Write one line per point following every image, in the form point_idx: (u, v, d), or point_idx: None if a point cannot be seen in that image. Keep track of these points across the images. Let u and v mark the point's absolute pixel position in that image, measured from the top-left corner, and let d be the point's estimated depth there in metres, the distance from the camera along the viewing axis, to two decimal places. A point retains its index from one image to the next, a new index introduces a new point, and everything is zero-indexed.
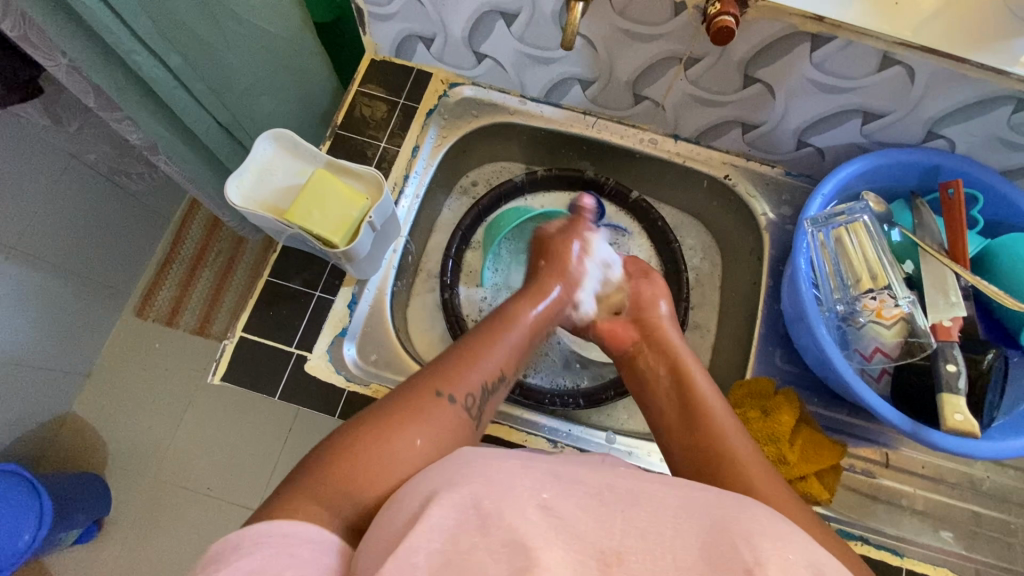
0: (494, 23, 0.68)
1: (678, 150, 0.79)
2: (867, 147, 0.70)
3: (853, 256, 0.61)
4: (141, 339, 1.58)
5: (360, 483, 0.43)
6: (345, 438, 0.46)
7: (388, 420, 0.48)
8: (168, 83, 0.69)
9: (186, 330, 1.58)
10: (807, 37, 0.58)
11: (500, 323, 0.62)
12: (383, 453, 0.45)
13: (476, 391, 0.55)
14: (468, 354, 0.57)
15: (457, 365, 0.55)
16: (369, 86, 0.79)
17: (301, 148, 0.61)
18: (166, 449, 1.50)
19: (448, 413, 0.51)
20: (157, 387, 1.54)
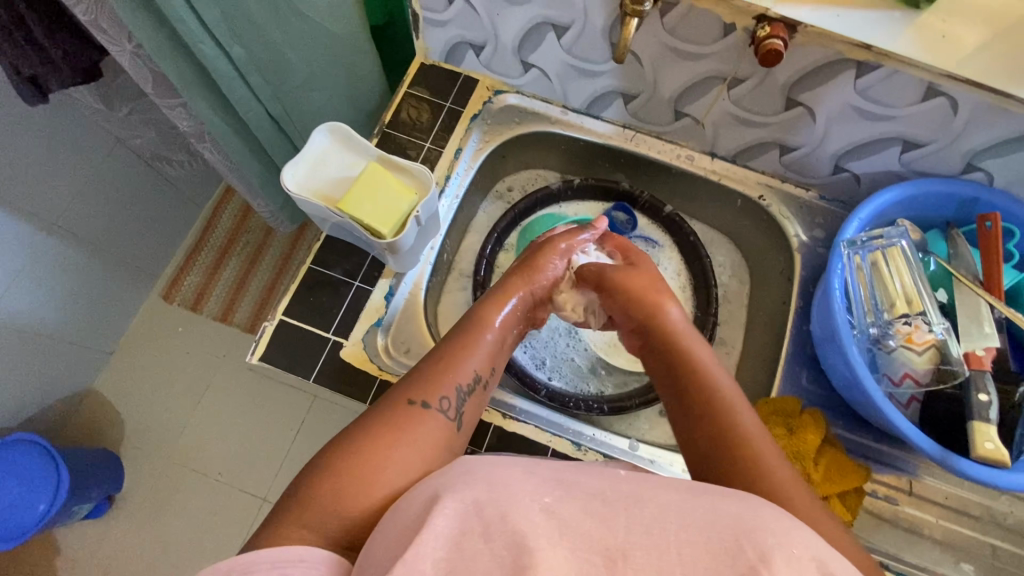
0: (545, 34, 0.71)
1: (713, 167, 0.80)
2: (905, 175, 0.71)
3: (889, 282, 0.62)
4: (166, 321, 1.61)
5: (353, 499, 0.44)
6: (331, 468, 0.45)
7: (371, 442, 0.47)
8: (229, 73, 0.72)
9: (210, 316, 1.61)
10: (853, 64, 0.60)
11: (472, 327, 0.60)
12: (369, 473, 0.45)
13: (455, 392, 0.54)
14: (445, 357, 0.56)
15: (432, 370, 0.55)
16: (417, 88, 0.82)
17: (357, 142, 0.63)
18: (183, 431, 1.52)
19: (429, 420, 0.51)
20: (178, 369, 1.57)
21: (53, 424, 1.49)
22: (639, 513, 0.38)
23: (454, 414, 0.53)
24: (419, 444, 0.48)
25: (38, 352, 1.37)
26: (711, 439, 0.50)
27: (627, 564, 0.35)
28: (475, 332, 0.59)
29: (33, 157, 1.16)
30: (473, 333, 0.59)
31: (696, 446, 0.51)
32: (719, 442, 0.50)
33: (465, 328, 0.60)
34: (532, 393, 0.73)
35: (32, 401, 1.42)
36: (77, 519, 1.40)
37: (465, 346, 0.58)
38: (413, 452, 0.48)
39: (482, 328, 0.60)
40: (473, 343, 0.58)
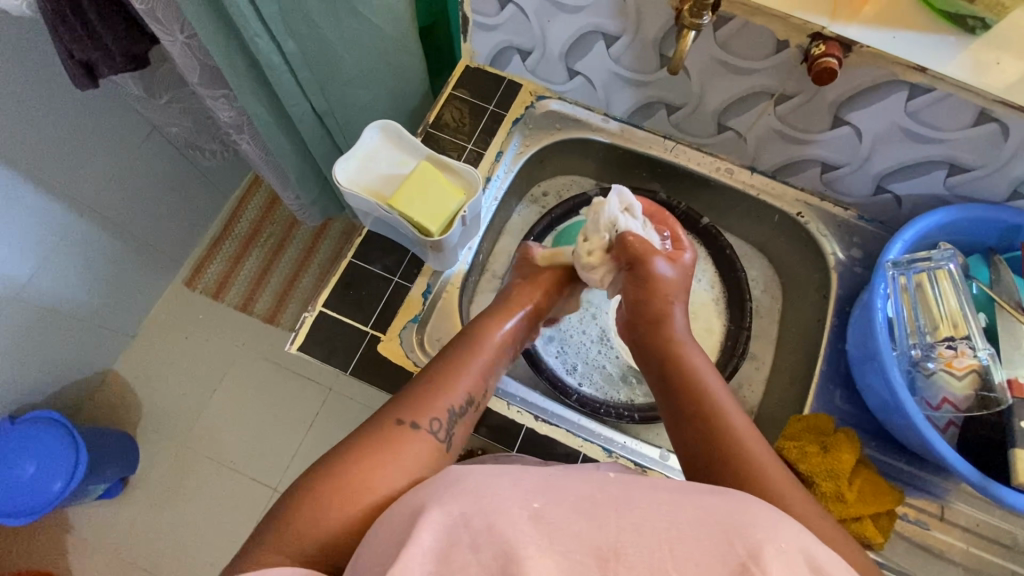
0: (594, 43, 0.71)
1: (753, 182, 0.80)
2: (948, 199, 0.71)
3: (933, 305, 0.62)
4: (187, 307, 1.63)
5: (331, 520, 0.46)
6: (312, 488, 0.48)
7: (356, 462, 0.49)
8: (280, 67, 0.74)
9: (232, 305, 1.63)
10: (906, 85, 0.60)
11: (465, 348, 0.62)
12: (350, 493, 0.47)
13: (445, 414, 0.56)
14: (437, 379, 0.59)
15: (424, 392, 0.57)
16: (461, 90, 0.83)
17: (408, 141, 0.64)
18: (199, 417, 1.54)
19: (418, 439, 0.53)
20: (197, 356, 1.59)
21: (72, 402, 1.51)
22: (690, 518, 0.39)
23: (443, 435, 0.56)
24: (408, 463, 0.51)
25: (63, 331, 1.39)
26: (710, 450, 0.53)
27: (620, 563, 0.35)
28: (469, 355, 0.62)
29: (72, 139, 1.18)
30: (467, 354, 0.62)
31: (693, 456, 0.54)
32: (719, 452, 0.52)
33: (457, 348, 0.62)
34: (564, 398, 0.73)
35: (54, 378, 1.44)
36: (90, 499, 1.41)
37: (457, 369, 0.60)
38: (400, 470, 0.50)
39: (475, 350, 0.62)
40: (466, 369, 0.60)
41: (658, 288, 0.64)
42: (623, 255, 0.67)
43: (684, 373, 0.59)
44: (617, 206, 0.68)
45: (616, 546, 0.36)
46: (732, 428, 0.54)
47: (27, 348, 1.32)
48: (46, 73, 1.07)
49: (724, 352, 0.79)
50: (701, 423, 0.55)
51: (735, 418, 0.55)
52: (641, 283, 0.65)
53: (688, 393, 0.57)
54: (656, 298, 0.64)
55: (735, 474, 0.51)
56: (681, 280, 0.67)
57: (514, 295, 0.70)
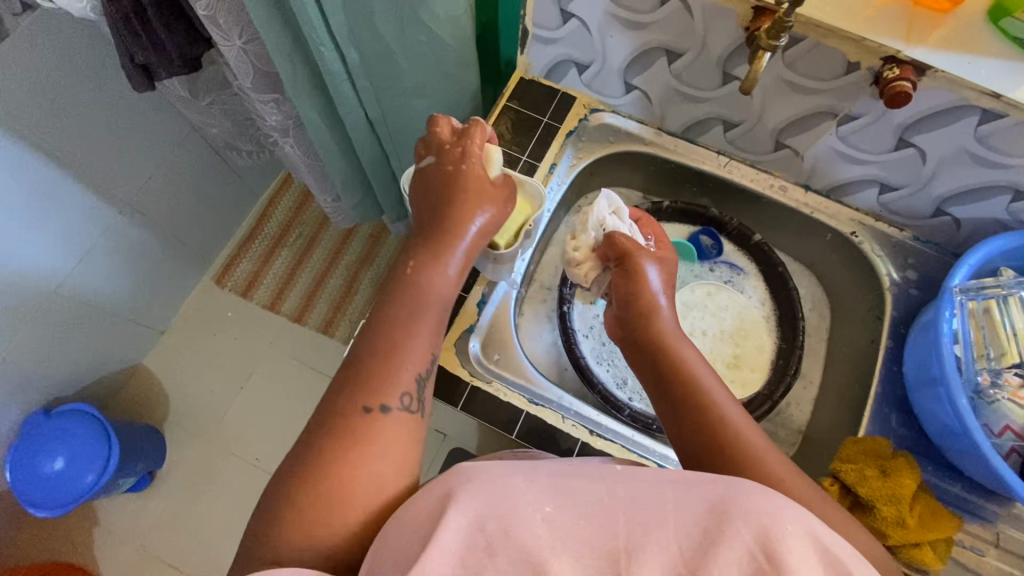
0: (656, 60, 0.72)
1: (806, 201, 0.80)
2: (1009, 224, 0.70)
3: (1000, 330, 0.62)
4: (218, 305, 1.64)
5: (330, 526, 0.43)
6: (294, 497, 0.44)
7: (330, 459, 0.45)
8: (340, 75, 0.76)
9: (261, 304, 1.64)
10: (978, 111, 0.59)
11: (413, 310, 0.53)
12: (341, 496, 0.44)
13: (414, 384, 0.50)
14: (387, 348, 0.50)
15: (376, 366, 0.49)
16: (516, 101, 0.84)
17: (444, 129, 0.61)
18: (226, 415, 1.55)
19: (389, 422, 0.48)
20: (226, 354, 1.60)
21: (104, 395, 1.53)
22: None
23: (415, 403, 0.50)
24: (386, 451, 0.47)
25: (98, 324, 1.41)
26: (704, 443, 0.51)
27: (634, 564, 0.35)
28: (423, 311, 0.54)
29: (116, 137, 1.20)
30: (419, 311, 0.53)
31: (688, 447, 0.52)
32: (714, 445, 0.51)
33: (399, 303, 0.53)
34: (615, 412, 0.74)
35: (88, 371, 1.46)
36: (118, 492, 1.43)
37: (411, 331, 0.52)
38: (383, 455, 0.46)
39: (426, 307, 0.54)
40: (417, 328, 0.53)
41: (644, 280, 0.63)
42: (612, 252, 0.67)
43: (673, 365, 0.57)
44: (605, 208, 0.73)
45: (629, 545, 0.36)
46: (718, 416, 0.52)
47: (62, 341, 1.34)
48: (97, 73, 1.09)
49: (776, 369, 0.79)
50: (691, 414, 0.53)
51: (720, 402, 0.54)
52: (625, 277, 0.64)
53: (680, 387, 0.56)
54: (640, 294, 0.62)
55: (731, 463, 0.49)
56: (665, 274, 0.65)
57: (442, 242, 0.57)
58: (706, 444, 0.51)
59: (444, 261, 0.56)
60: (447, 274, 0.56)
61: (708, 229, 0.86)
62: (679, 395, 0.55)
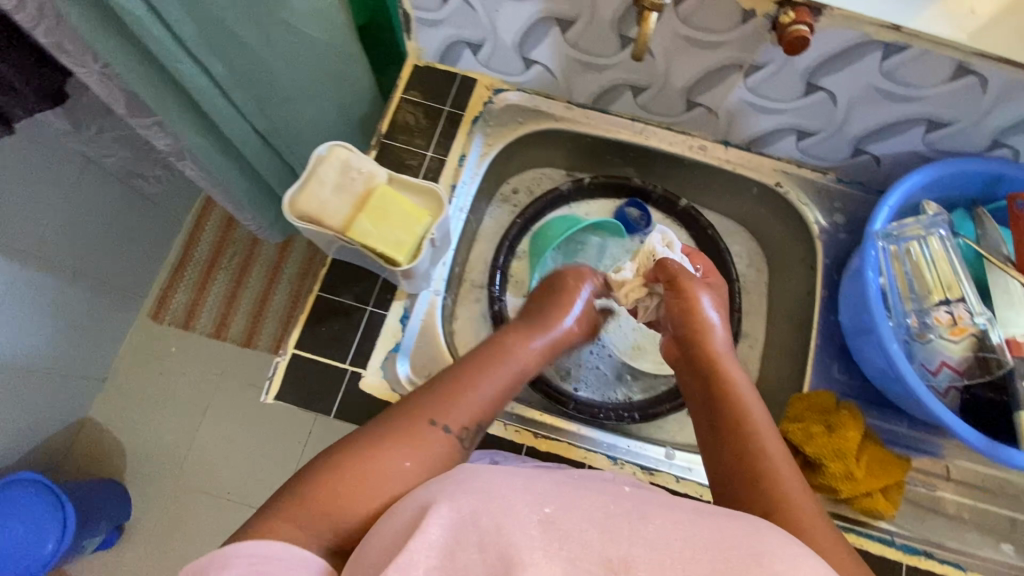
0: (549, 30, 0.66)
1: (727, 156, 0.77)
2: (926, 156, 0.69)
3: (926, 270, 0.61)
4: (157, 343, 1.54)
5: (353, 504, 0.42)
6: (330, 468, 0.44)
7: (373, 445, 0.46)
8: (210, 90, 0.68)
9: (204, 333, 1.54)
10: (879, 46, 0.57)
11: (496, 356, 0.57)
12: (369, 482, 0.43)
13: (472, 424, 0.51)
14: (460, 385, 0.53)
15: (449, 388, 0.52)
16: (412, 92, 0.77)
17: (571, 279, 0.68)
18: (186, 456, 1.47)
19: (435, 440, 0.48)
20: (174, 394, 1.51)
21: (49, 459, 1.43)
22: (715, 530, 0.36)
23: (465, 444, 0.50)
24: (423, 459, 0.46)
25: (29, 386, 1.29)
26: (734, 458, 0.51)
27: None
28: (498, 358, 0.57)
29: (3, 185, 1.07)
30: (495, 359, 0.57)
31: (721, 460, 0.52)
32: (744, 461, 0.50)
33: (493, 356, 0.57)
34: (561, 407, 0.72)
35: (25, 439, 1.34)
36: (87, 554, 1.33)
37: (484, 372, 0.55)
38: (415, 467, 0.46)
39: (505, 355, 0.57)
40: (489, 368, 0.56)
41: (694, 305, 0.62)
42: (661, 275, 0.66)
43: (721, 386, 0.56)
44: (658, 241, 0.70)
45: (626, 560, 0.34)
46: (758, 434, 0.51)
47: None
48: None
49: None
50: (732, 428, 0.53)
51: (764, 426, 0.52)
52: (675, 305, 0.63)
53: (726, 404, 0.55)
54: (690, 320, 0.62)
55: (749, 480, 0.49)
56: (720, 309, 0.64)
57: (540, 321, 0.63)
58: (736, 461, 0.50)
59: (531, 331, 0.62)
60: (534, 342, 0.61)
61: (634, 201, 0.83)
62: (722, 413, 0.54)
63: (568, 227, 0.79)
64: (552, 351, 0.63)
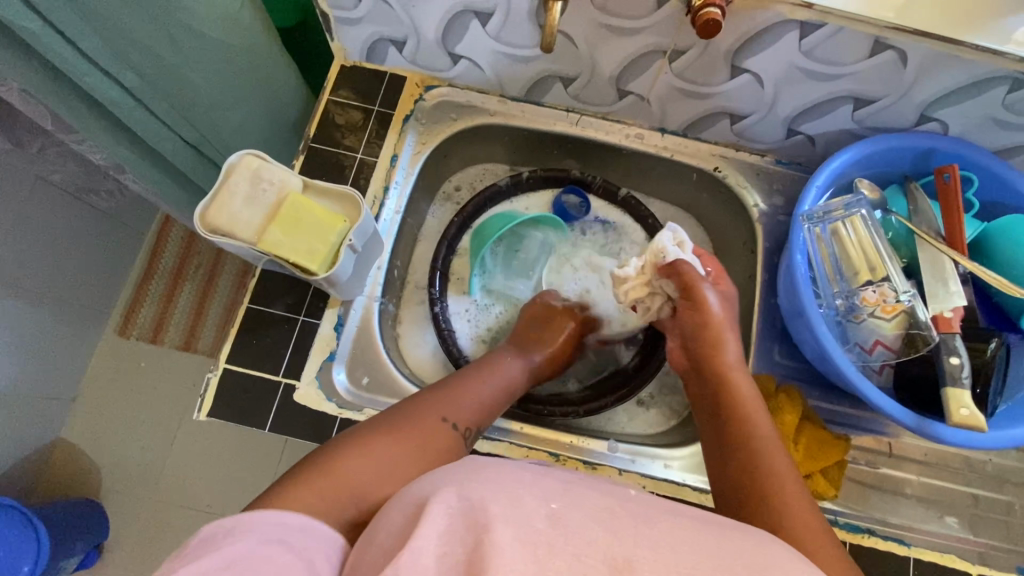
0: (467, 24, 0.65)
1: (665, 143, 0.76)
2: (858, 133, 0.69)
3: (851, 249, 0.60)
4: (109, 371, 1.28)
5: (372, 481, 0.45)
6: (347, 449, 0.47)
7: (391, 433, 0.50)
8: (127, 103, 0.64)
9: (173, 348, 1.29)
10: (796, 24, 0.55)
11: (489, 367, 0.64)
12: (390, 458, 0.47)
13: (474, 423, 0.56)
14: (461, 389, 0.58)
15: (454, 394, 0.57)
16: (341, 93, 0.76)
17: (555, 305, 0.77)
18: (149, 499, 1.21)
19: (444, 432, 0.53)
20: (130, 435, 1.25)
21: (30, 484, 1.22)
22: (616, 527, 0.36)
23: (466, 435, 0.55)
24: (429, 449, 0.50)
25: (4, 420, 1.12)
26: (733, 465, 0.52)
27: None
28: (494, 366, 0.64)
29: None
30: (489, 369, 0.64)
31: (722, 469, 0.53)
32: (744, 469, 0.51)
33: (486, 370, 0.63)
34: None
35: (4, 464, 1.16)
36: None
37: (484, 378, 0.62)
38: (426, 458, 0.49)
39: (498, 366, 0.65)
40: (486, 375, 0.63)
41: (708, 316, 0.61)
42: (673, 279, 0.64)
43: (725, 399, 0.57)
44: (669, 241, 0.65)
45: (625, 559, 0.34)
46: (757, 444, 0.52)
47: None
48: None
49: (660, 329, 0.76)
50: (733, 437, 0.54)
51: (769, 442, 0.52)
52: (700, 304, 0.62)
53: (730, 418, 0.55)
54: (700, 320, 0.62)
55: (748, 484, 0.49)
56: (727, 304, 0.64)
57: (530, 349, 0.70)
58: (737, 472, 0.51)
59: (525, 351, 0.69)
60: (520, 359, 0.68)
61: (572, 188, 0.82)
62: (725, 426, 0.55)
63: (496, 228, 0.77)
64: (535, 373, 0.69)
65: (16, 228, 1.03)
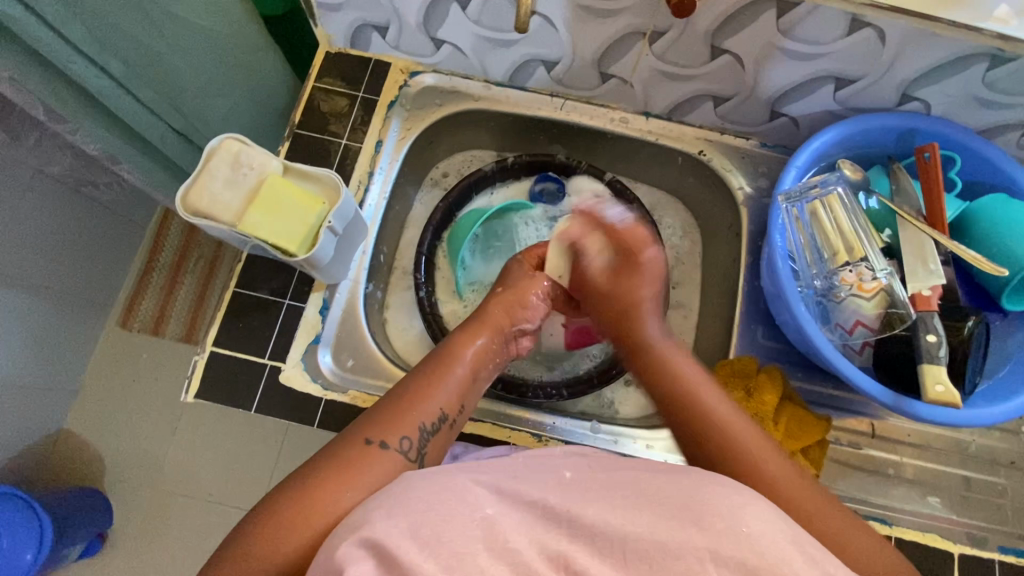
0: (448, 8, 0.65)
1: (649, 127, 0.76)
2: (842, 114, 0.68)
3: (828, 231, 0.60)
4: (110, 363, 1.29)
5: (283, 547, 0.42)
6: (264, 517, 0.44)
7: (318, 482, 0.46)
8: (113, 91, 0.65)
9: (174, 340, 1.30)
10: (773, 3, 0.55)
11: (437, 368, 0.57)
12: (308, 514, 0.43)
13: (416, 432, 0.52)
14: (403, 399, 0.54)
15: (390, 409, 0.52)
16: (326, 80, 0.76)
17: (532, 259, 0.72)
18: (146, 490, 1.20)
19: (386, 458, 0.49)
20: (129, 426, 1.25)
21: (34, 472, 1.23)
22: None
23: (416, 454, 0.51)
24: (369, 484, 0.47)
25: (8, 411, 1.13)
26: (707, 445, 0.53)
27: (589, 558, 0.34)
28: (446, 368, 0.57)
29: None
30: (440, 374, 0.57)
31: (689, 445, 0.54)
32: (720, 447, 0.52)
33: (431, 368, 0.57)
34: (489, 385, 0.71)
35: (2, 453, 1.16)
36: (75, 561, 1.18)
37: (433, 385, 0.55)
38: (365, 488, 0.46)
39: (453, 364, 0.58)
40: (441, 382, 0.56)
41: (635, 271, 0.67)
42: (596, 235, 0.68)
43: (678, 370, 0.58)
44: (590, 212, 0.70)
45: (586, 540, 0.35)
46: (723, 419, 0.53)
47: None
48: None
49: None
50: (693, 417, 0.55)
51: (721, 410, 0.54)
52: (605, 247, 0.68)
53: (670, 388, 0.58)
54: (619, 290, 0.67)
55: (728, 463, 0.51)
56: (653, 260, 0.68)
57: (460, 338, 0.61)
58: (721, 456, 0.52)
59: (471, 330, 0.62)
60: (475, 343, 0.61)
61: (546, 174, 0.83)
62: (682, 403, 0.56)
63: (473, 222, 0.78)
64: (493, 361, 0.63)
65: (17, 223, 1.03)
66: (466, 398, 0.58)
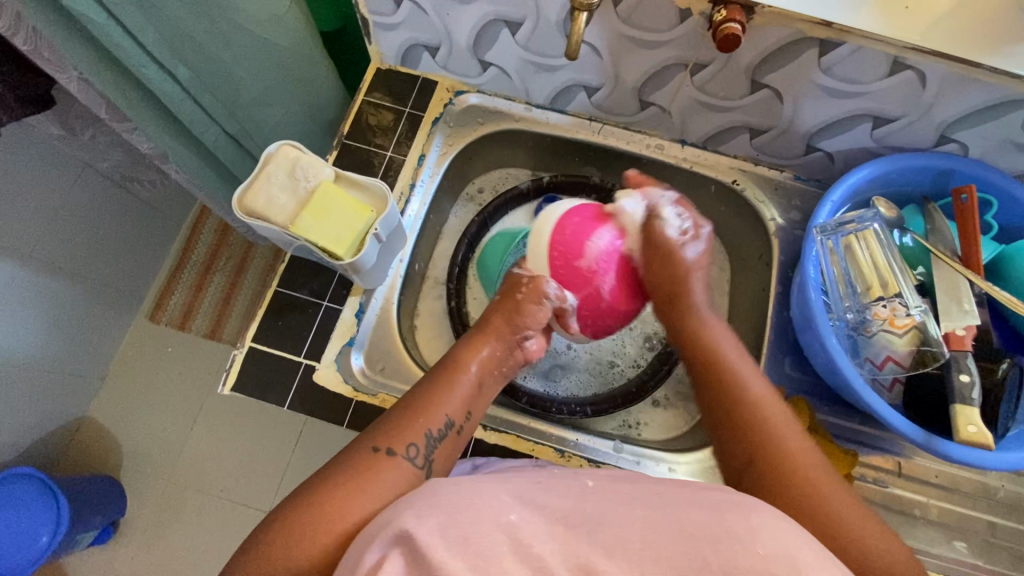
0: (498, 31, 0.68)
1: (684, 155, 0.78)
2: (878, 151, 0.69)
3: (863, 266, 0.62)
4: (136, 353, 1.31)
5: (295, 552, 0.42)
6: (276, 529, 0.44)
7: (332, 491, 0.46)
8: (177, 95, 0.68)
9: (199, 336, 1.32)
10: (815, 42, 0.57)
11: (444, 372, 0.58)
12: (325, 516, 0.44)
13: (423, 439, 0.52)
14: (411, 409, 0.54)
15: (396, 418, 0.53)
16: (376, 95, 0.80)
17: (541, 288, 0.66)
18: (163, 482, 1.22)
19: (395, 467, 0.49)
20: (150, 417, 1.27)
21: (57, 456, 1.25)
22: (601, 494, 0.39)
23: (423, 461, 0.51)
24: (380, 493, 0.47)
25: (39, 394, 1.15)
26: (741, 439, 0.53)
27: None
28: (449, 378, 0.57)
29: (5, 187, 0.95)
30: (446, 382, 0.57)
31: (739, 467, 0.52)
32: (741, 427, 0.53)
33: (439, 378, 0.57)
34: (513, 401, 0.73)
35: (23, 440, 1.16)
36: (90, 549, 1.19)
37: (439, 394, 0.56)
38: (375, 497, 0.46)
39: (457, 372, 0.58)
40: (446, 390, 0.56)
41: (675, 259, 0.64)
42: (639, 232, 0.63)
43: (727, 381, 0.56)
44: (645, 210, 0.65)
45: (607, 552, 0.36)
46: (770, 418, 0.53)
47: None
48: None
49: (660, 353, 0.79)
50: (720, 403, 0.55)
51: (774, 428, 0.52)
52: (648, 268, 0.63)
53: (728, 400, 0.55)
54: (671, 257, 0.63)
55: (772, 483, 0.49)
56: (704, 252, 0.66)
57: (465, 346, 0.61)
58: (743, 438, 0.52)
59: (477, 338, 0.62)
60: (483, 350, 0.61)
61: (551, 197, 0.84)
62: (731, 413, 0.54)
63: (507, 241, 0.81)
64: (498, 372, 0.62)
65: (62, 211, 1.07)
66: (474, 408, 0.58)
